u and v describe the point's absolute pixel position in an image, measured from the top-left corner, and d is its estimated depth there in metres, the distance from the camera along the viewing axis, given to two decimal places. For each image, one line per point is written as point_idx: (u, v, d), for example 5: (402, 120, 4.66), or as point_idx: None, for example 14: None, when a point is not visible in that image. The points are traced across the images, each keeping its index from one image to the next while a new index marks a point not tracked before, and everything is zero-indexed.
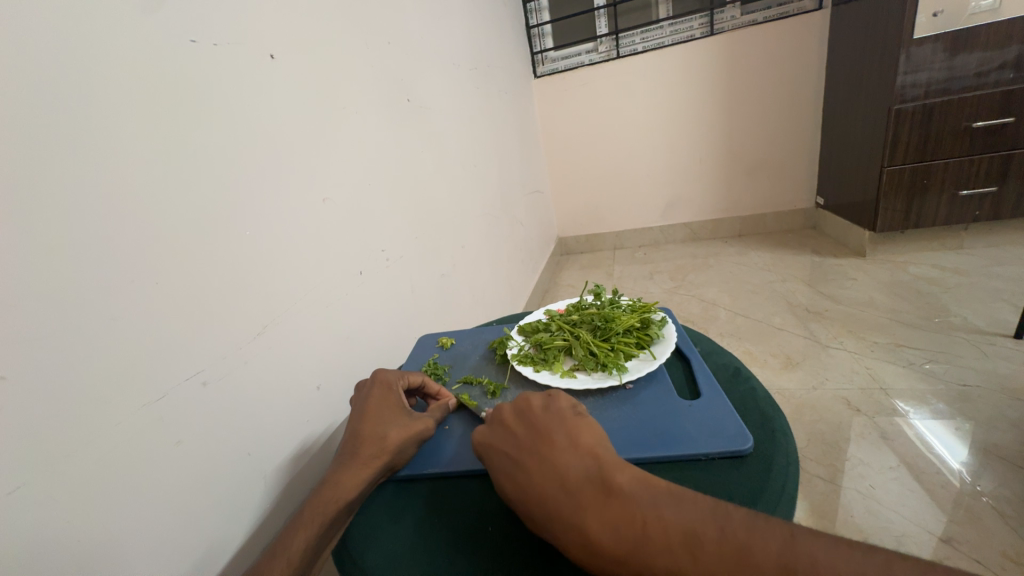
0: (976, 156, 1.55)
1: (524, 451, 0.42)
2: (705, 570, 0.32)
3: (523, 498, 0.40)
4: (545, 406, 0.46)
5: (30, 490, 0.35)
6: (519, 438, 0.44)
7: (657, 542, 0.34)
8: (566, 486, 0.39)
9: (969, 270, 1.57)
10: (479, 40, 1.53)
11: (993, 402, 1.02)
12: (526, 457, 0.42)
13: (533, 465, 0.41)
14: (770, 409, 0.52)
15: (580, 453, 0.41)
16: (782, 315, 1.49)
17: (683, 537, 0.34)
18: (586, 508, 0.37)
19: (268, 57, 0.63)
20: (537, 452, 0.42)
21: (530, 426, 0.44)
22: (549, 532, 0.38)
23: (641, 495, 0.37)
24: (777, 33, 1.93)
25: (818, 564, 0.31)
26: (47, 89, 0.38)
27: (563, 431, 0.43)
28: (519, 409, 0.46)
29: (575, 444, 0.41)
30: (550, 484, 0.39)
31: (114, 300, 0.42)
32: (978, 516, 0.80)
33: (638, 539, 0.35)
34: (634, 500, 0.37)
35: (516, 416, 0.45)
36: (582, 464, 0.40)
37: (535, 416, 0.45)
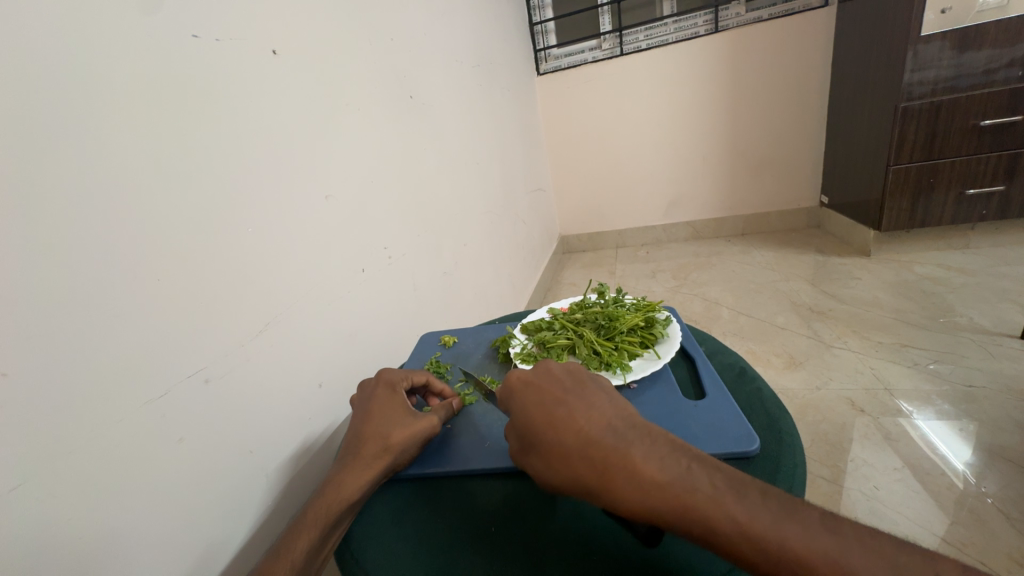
0: (983, 155, 1.54)
1: (568, 393, 0.43)
2: (752, 513, 0.33)
3: (563, 431, 0.40)
4: (591, 374, 0.47)
5: (32, 487, 0.35)
6: (564, 386, 0.44)
7: (702, 484, 0.35)
8: (613, 429, 0.39)
9: (975, 270, 1.56)
10: (482, 36, 1.52)
11: (998, 403, 1.01)
12: (571, 399, 0.42)
13: (580, 406, 0.41)
14: (776, 410, 0.52)
15: (623, 409, 0.42)
16: (785, 314, 1.48)
17: (730, 484, 0.35)
18: (634, 446, 0.38)
19: (269, 52, 0.62)
20: (581, 398, 0.42)
21: (578, 381, 0.45)
22: (589, 464, 0.38)
23: (684, 449, 0.38)
24: (782, 31, 1.91)
25: (867, 541, 0.32)
26: (47, 83, 0.38)
27: (605, 392, 0.44)
28: (567, 367, 0.47)
29: (618, 404, 0.43)
30: (596, 425, 0.40)
31: (116, 297, 0.42)
32: (983, 518, 0.79)
33: (682, 478, 0.35)
34: (679, 451, 0.38)
35: (562, 366, 0.46)
36: (626, 418, 0.41)
37: (580, 374, 0.46)
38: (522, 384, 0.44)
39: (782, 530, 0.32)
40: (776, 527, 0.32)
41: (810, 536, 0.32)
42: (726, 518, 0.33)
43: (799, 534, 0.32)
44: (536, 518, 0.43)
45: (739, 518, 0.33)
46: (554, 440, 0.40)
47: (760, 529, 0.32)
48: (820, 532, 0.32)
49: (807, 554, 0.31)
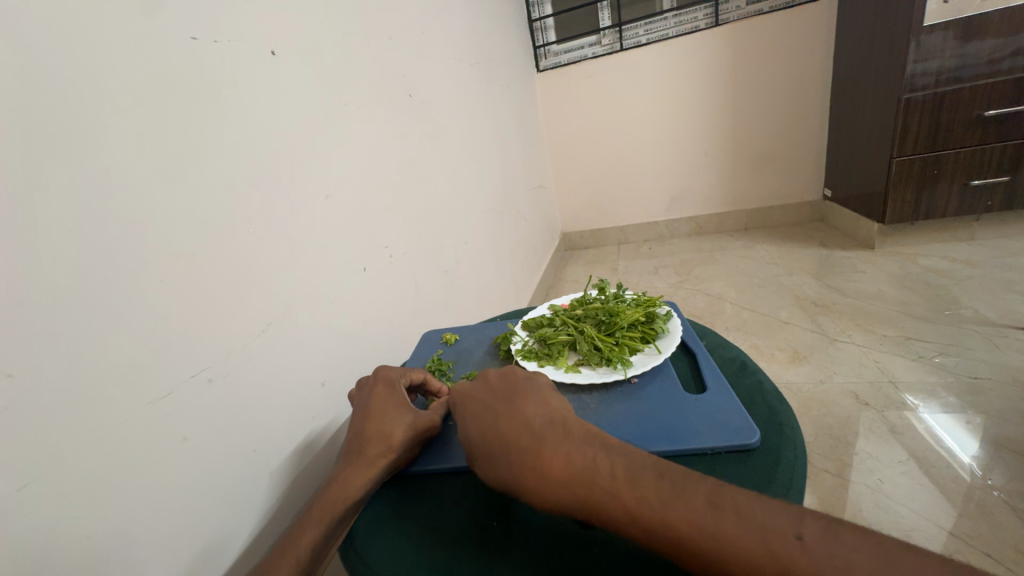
0: (987, 145, 1.53)
1: (497, 399, 0.46)
2: (641, 499, 0.35)
3: (487, 438, 0.43)
4: (527, 376, 0.50)
5: (38, 486, 0.36)
6: (496, 393, 0.47)
7: (600, 474, 0.37)
8: (530, 428, 0.42)
9: (980, 261, 1.54)
10: (481, 33, 1.51)
11: (1004, 394, 1.00)
12: (499, 405, 0.45)
13: (504, 410, 0.45)
14: (777, 403, 0.52)
15: (547, 409, 0.44)
16: (789, 309, 1.48)
17: (626, 472, 0.37)
18: (544, 444, 0.40)
19: (268, 53, 0.62)
20: (509, 404, 0.45)
21: (508, 385, 0.48)
22: (506, 466, 0.41)
23: (595, 442, 0.40)
24: (784, 23, 1.90)
25: (746, 510, 0.33)
26: (50, 89, 0.38)
27: (537, 394, 0.47)
28: (503, 371, 0.50)
29: (547, 404, 0.45)
30: (515, 427, 0.43)
31: (120, 298, 0.42)
32: (989, 510, 0.79)
33: (583, 472, 0.38)
34: (587, 445, 0.40)
35: (499, 372, 0.50)
36: (547, 415, 0.43)
37: (515, 379, 0.48)
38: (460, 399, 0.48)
39: (666, 512, 0.34)
40: (662, 509, 0.34)
41: (695, 512, 0.34)
42: (619, 505, 0.36)
43: (684, 514, 0.34)
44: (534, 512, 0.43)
45: (630, 504, 0.35)
46: (480, 446, 0.43)
47: (646, 512, 0.35)
48: (706, 509, 0.34)
49: (690, 529, 0.33)
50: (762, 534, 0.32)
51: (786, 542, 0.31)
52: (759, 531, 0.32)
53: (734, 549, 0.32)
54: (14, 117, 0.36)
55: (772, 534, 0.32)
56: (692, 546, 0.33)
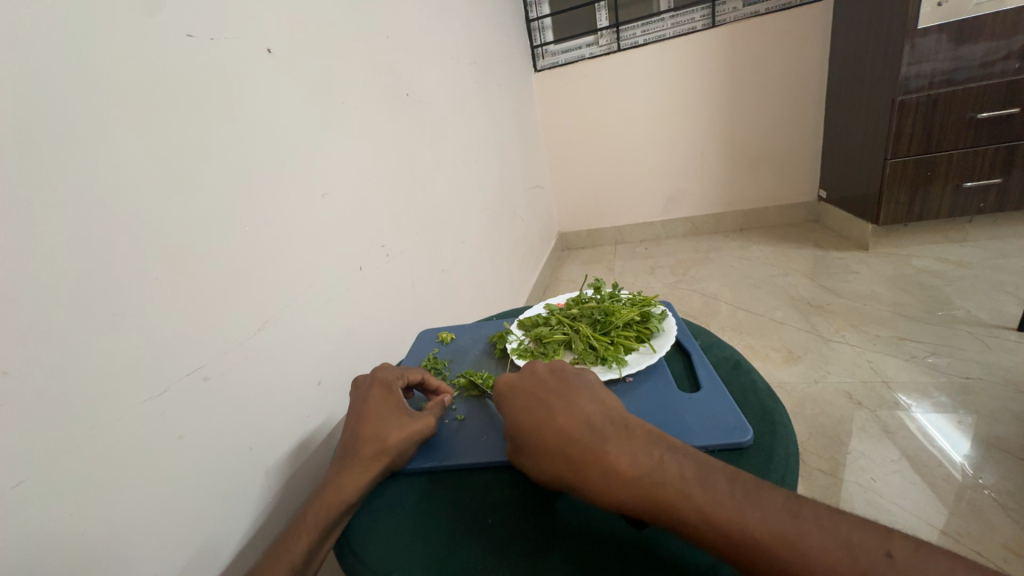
0: (980, 147, 1.54)
1: (552, 395, 0.46)
2: (713, 501, 0.34)
3: (546, 433, 0.43)
4: (576, 371, 0.49)
5: (32, 485, 0.36)
6: (549, 388, 0.47)
7: (669, 474, 0.37)
8: (590, 426, 0.42)
9: (972, 263, 1.56)
10: (478, 33, 1.51)
11: (995, 394, 1.01)
12: (555, 401, 0.45)
13: (561, 406, 0.44)
14: (770, 401, 0.52)
15: (605, 406, 0.44)
16: (784, 309, 1.49)
17: (696, 474, 0.36)
18: (608, 442, 0.40)
19: (265, 52, 0.62)
20: (565, 400, 0.45)
21: (561, 380, 0.47)
22: (567, 463, 0.40)
23: (658, 441, 0.40)
24: (780, 25, 1.91)
25: (827, 524, 0.32)
26: (45, 87, 0.38)
27: (590, 391, 0.46)
28: (553, 366, 0.49)
29: (602, 402, 0.45)
30: (575, 424, 0.42)
31: (114, 297, 0.42)
32: (980, 509, 0.80)
33: (651, 471, 0.37)
34: (652, 444, 0.39)
35: (547, 366, 0.49)
36: (606, 413, 0.43)
37: (567, 375, 0.48)
38: (510, 392, 0.48)
39: (743, 516, 0.33)
40: (738, 513, 0.33)
41: (773, 519, 0.33)
42: (690, 507, 0.35)
43: (762, 520, 0.33)
44: (531, 511, 0.43)
45: (702, 507, 0.34)
46: (536, 441, 0.43)
47: (721, 516, 0.34)
48: (785, 517, 0.33)
49: (768, 537, 0.32)
50: (850, 548, 0.31)
51: (874, 558, 0.30)
52: (844, 546, 0.31)
53: (818, 564, 0.30)
54: (12, 114, 0.36)
55: (861, 550, 0.30)
56: (772, 553, 0.31)
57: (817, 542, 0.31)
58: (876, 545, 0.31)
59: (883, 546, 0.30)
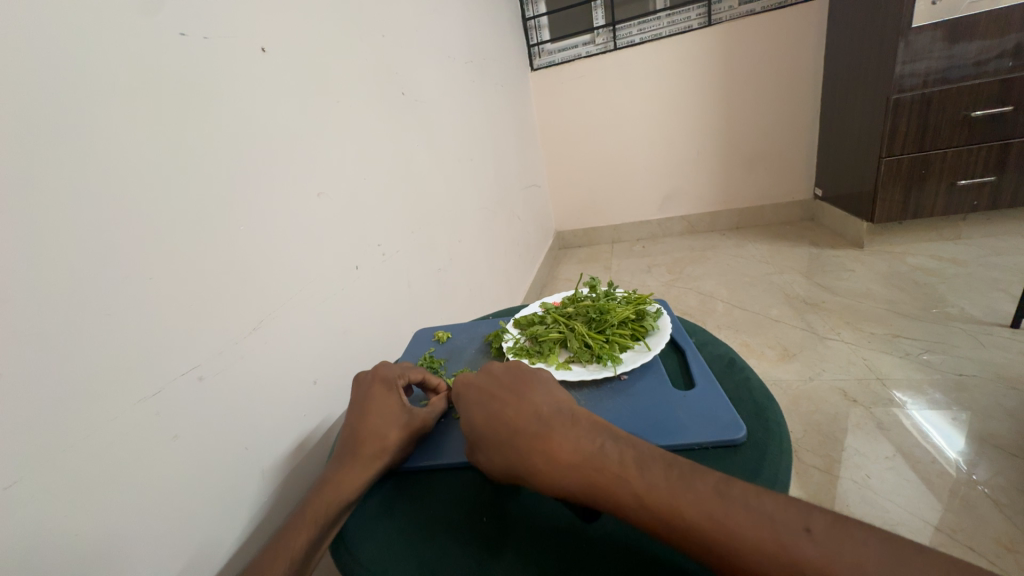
0: (973, 146, 1.55)
1: (504, 390, 0.46)
2: (649, 484, 0.36)
3: (496, 425, 0.43)
4: (533, 369, 0.50)
5: (26, 485, 0.35)
6: (502, 382, 0.48)
7: (611, 460, 0.38)
8: (539, 415, 0.43)
9: (966, 260, 1.57)
10: (474, 32, 1.51)
11: (989, 391, 1.02)
12: (507, 395, 0.46)
13: (512, 400, 0.45)
14: (763, 398, 0.53)
15: (555, 399, 0.45)
16: (779, 307, 1.49)
17: (636, 459, 0.38)
18: (554, 431, 0.41)
19: (260, 50, 0.62)
20: (515, 393, 0.46)
21: (514, 375, 0.48)
22: (514, 453, 0.41)
23: (603, 431, 0.41)
24: (776, 23, 1.91)
25: (757, 503, 0.34)
26: (40, 85, 0.38)
27: (543, 385, 0.47)
28: (508, 364, 0.50)
29: (554, 395, 0.45)
30: (523, 415, 0.43)
31: (109, 297, 0.42)
32: (973, 505, 0.81)
33: (592, 458, 0.38)
34: (596, 433, 0.40)
35: (502, 365, 0.50)
36: (555, 405, 0.44)
37: (522, 371, 0.49)
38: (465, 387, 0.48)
39: (678, 498, 0.34)
40: (671, 494, 0.35)
41: (703, 499, 0.34)
42: (629, 490, 0.36)
43: (693, 501, 0.34)
44: (525, 507, 0.44)
45: (639, 491, 0.36)
46: (487, 434, 0.43)
47: (658, 497, 0.35)
48: (716, 497, 0.34)
49: (698, 516, 0.33)
50: (773, 524, 0.32)
51: (794, 534, 0.31)
52: (766, 520, 0.32)
53: (744, 540, 0.32)
54: (7, 114, 0.36)
55: (783, 527, 0.32)
56: (703, 533, 0.33)
57: (744, 516, 0.33)
58: (797, 521, 0.32)
59: (803, 522, 0.32)
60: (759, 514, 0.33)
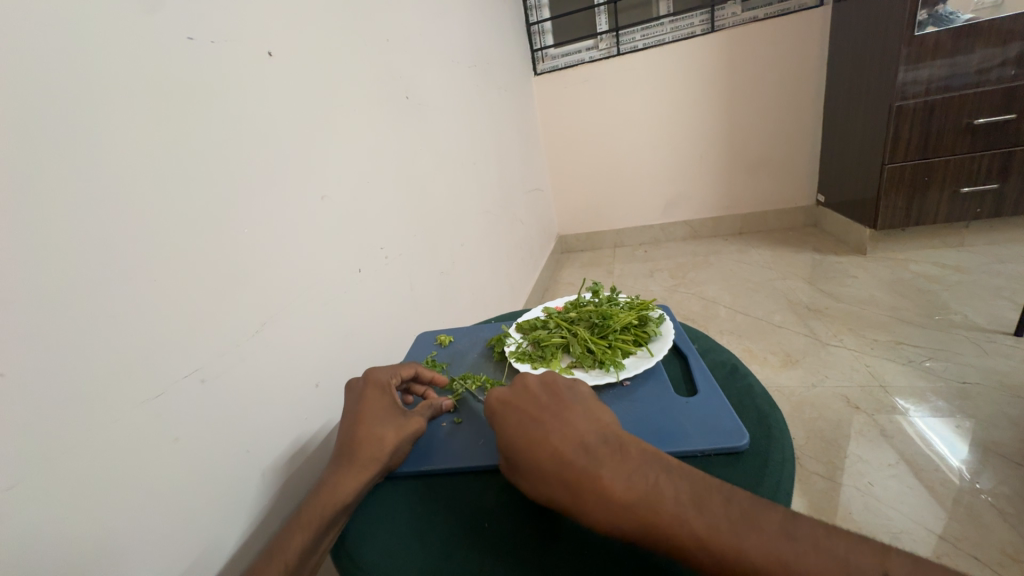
0: (977, 153, 1.55)
1: (544, 412, 0.44)
2: (712, 526, 0.34)
3: (539, 454, 0.41)
4: (567, 384, 0.48)
5: (27, 487, 0.35)
6: (540, 403, 0.45)
7: (667, 499, 0.36)
8: (584, 445, 0.41)
9: (970, 268, 1.56)
10: (478, 37, 1.52)
11: (992, 399, 1.02)
12: (548, 419, 0.44)
13: (555, 424, 0.43)
14: (767, 406, 0.52)
15: (598, 424, 0.43)
16: (782, 313, 1.49)
17: (694, 498, 0.36)
18: (603, 464, 0.39)
19: (265, 54, 0.63)
20: (557, 416, 0.44)
21: (552, 395, 0.46)
22: (561, 486, 0.39)
23: (653, 461, 0.39)
24: (778, 30, 1.92)
25: (822, 544, 0.33)
26: (45, 88, 0.38)
27: (583, 406, 0.45)
28: (544, 380, 0.48)
29: (594, 418, 0.44)
30: (568, 444, 0.41)
31: (111, 299, 0.42)
32: (977, 514, 0.80)
33: (648, 495, 0.37)
34: (648, 465, 0.39)
35: (539, 381, 0.48)
36: (599, 430, 0.42)
37: (559, 391, 0.47)
38: (501, 406, 0.46)
39: (742, 541, 0.33)
40: (736, 538, 0.33)
41: (771, 544, 0.33)
42: (689, 533, 0.34)
43: (761, 547, 0.33)
44: (525, 514, 0.43)
45: (700, 533, 0.34)
46: (529, 462, 0.42)
47: (721, 542, 0.33)
48: (784, 542, 0.33)
49: (767, 563, 0.32)
50: (847, 569, 0.32)
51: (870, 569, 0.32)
52: (839, 565, 0.32)
53: None
54: (13, 117, 0.36)
55: (858, 571, 0.31)
56: None
57: (817, 559, 0.32)
58: (871, 562, 0.32)
59: (879, 563, 0.32)
60: (830, 558, 0.32)
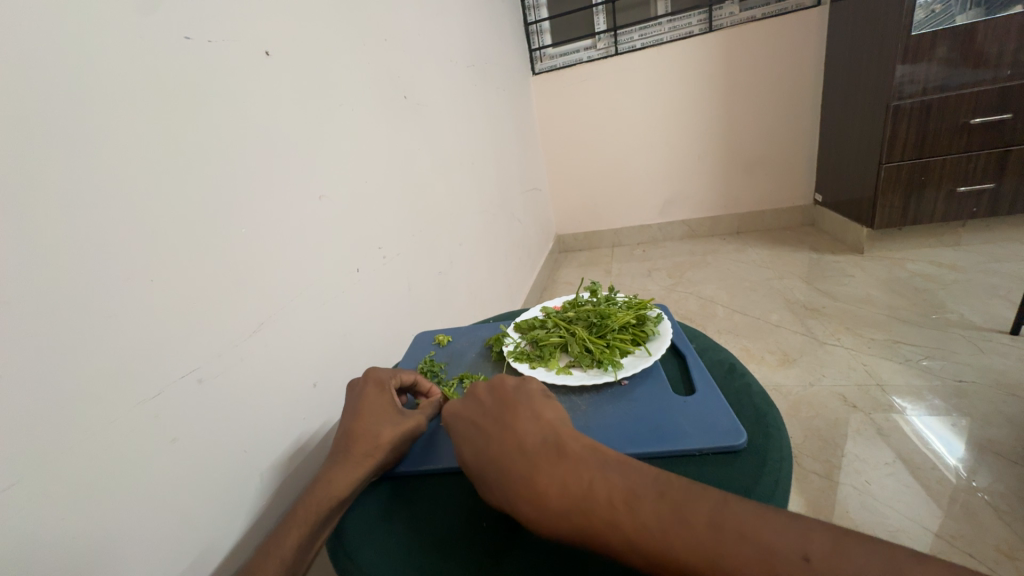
0: (973, 153, 1.55)
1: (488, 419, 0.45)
2: (640, 526, 0.34)
3: (481, 460, 0.42)
4: (518, 387, 0.48)
5: (24, 487, 0.35)
6: (487, 410, 0.46)
7: (600, 500, 0.36)
8: (523, 450, 0.41)
9: (966, 267, 1.57)
10: (476, 35, 1.51)
11: (988, 397, 1.02)
12: (490, 425, 0.44)
13: (496, 430, 0.43)
14: (764, 405, 0.52)
15: (540, 424, 0.43)
16: (779, 312, 1.50)
17: (625, 497, 0.36)
18: (538, 469, 0.39)
19: (264, 54, 0.63)
20: (500, 421, 0.44)
21: (499, 399, 0.47)
22: (500, 492, 0.40)
23: (590, 460, 0.39)
24: (776, 29, 1.92)
25: (748, 531, 0.32)
26: (42, 87, 0.38)
27: (529, 406, 0.45)
28: (492, 385, 0.48)
29: (538, 418, 0.44)
30: (507, 450, 0.41)
31: (108, 298, 0.42)
32: (973, 512, 0.80)
33: (581, 498, 0.36)
34: (584, 465, 0.38)
35: (488, 388, 0.48)
36: (539, 432, 0.42)
37: (506, 393, 0.47)
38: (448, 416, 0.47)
39: (670, 541, 0.33)
40: (663, 536, 0.33)
41: (698, 540, 0.32)
42: (619, 536, 0.34)
43: (687, 542, 0.33)
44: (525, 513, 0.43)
45: (630, 534, 0.34)
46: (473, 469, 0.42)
47: (648, 542, 0.33)
48: (711, 536, 0.32)
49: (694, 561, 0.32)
50: (770, 558, 0.31)
51: (791, 564, 0.30)
52: (766, 554, 0.31)
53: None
54: (12, 116, 0.36)
55: (778, 558, 0.31)
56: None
57: (742, 547, 0.32)
58: (795, 550, 0.31)
59: (802, 549, 0.31)
60: (754, 545, 0.32)
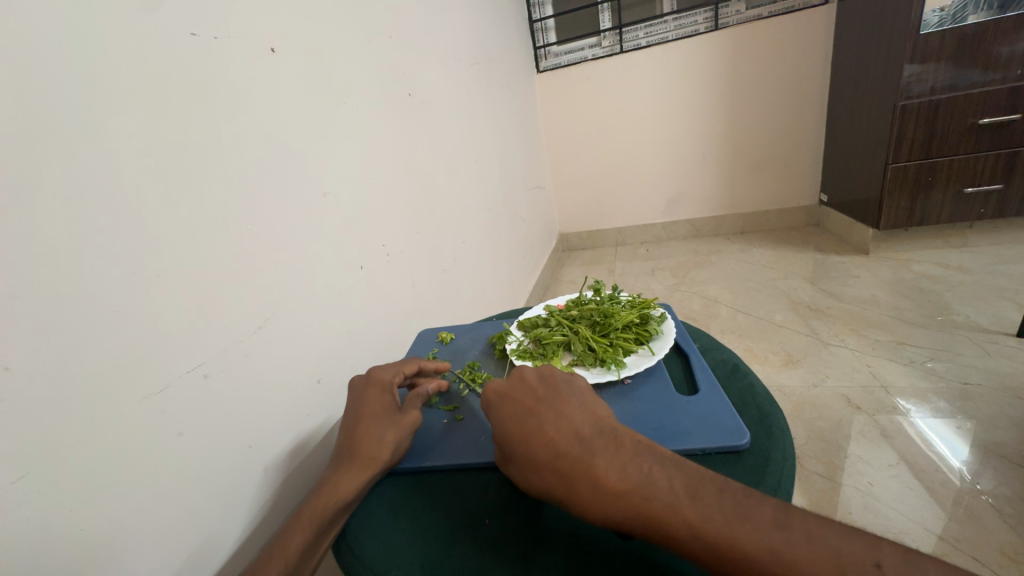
0: (981, 153, 1.54)
1: (542, 404, 0.45)
2: (703, 515, 0.34)
3: (535, 443, 0.42)
4: (566, 378, 0.48)
5: (30, 481, 0.36)
6: (538, 395, 0.46)
7: (660, 489, 0.36)
8: (580, 438, 0.41)
9: (973, 268, 1.56)
10: (480, 33, 1.51)
11: (994, 400, 1.01)
12: (543, 409, 0.44)
13: (550, 415, 0.43)
14: (768, 405, 0.52)
15: (593, 416, 0.43)
16: (783, 312, 1.49)
17: (686, 488, 0.36)
18: (598, 457, 0.39)
19: (268, 50, 0.63)
20: (552, 407, 0.44)
21: (550, 387, 0.47)
22: (555, 476, 0.40)
23: (647, 453, 0.39)
24: (783, 28, 1.91)
25: (814, 533, 0.33)
26: (48, 84, 0.38)
27: (579, 398, 0.45)
28: (543, 373, 0.48)
29: (590, 410, 0.44)
30: (564, 435, 0.41)
31: (113, 295, 0.42)
32: (977, 515, 0.80)
33: (640, 486, 0.37)
34: (642, 456, 0.39)
35: (537, 374, 0.48)
36: (594, 423, 0.42)
37: (556, 382, 0.47)
38: (498, 397, 0.47)
39: (734, 530, 0.33)
40: (728, 526, 0.33)
41: (762, 533, 0.33)
42: (681, 524, 0.34)
43: (752, 534, 0.33)
44: (528, 510, 0.43)
45: (692, 522, 0.34)
46: (526, 451, 0.42)
47: (710, 531, 0.33)
48: (776, 532, 0.33)
49: (759, 552, 0.32)
50: (838, 560, 0.31)
51: (864, 569, 0.31)
52: (834, 557, 0.32)
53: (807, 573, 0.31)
54: (18, 113, 0.36)
55: (847, 561, 0.31)
56: (764, 567, 0.32)
57: (809, 547, 0.32)
58: (866, 556, 0.32)
59: (872, 556, 0.32)
60: (819, 545, 0.32)
